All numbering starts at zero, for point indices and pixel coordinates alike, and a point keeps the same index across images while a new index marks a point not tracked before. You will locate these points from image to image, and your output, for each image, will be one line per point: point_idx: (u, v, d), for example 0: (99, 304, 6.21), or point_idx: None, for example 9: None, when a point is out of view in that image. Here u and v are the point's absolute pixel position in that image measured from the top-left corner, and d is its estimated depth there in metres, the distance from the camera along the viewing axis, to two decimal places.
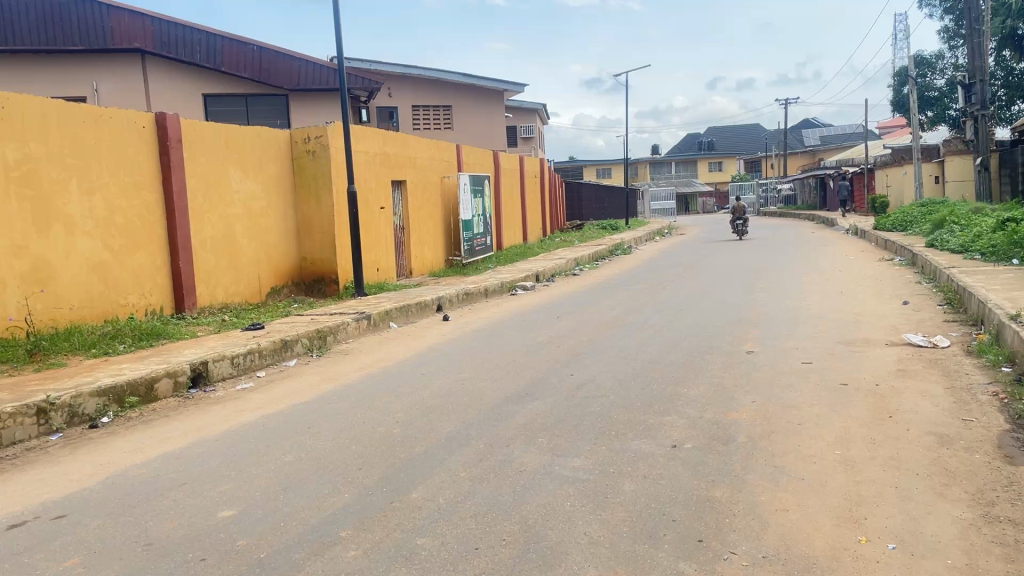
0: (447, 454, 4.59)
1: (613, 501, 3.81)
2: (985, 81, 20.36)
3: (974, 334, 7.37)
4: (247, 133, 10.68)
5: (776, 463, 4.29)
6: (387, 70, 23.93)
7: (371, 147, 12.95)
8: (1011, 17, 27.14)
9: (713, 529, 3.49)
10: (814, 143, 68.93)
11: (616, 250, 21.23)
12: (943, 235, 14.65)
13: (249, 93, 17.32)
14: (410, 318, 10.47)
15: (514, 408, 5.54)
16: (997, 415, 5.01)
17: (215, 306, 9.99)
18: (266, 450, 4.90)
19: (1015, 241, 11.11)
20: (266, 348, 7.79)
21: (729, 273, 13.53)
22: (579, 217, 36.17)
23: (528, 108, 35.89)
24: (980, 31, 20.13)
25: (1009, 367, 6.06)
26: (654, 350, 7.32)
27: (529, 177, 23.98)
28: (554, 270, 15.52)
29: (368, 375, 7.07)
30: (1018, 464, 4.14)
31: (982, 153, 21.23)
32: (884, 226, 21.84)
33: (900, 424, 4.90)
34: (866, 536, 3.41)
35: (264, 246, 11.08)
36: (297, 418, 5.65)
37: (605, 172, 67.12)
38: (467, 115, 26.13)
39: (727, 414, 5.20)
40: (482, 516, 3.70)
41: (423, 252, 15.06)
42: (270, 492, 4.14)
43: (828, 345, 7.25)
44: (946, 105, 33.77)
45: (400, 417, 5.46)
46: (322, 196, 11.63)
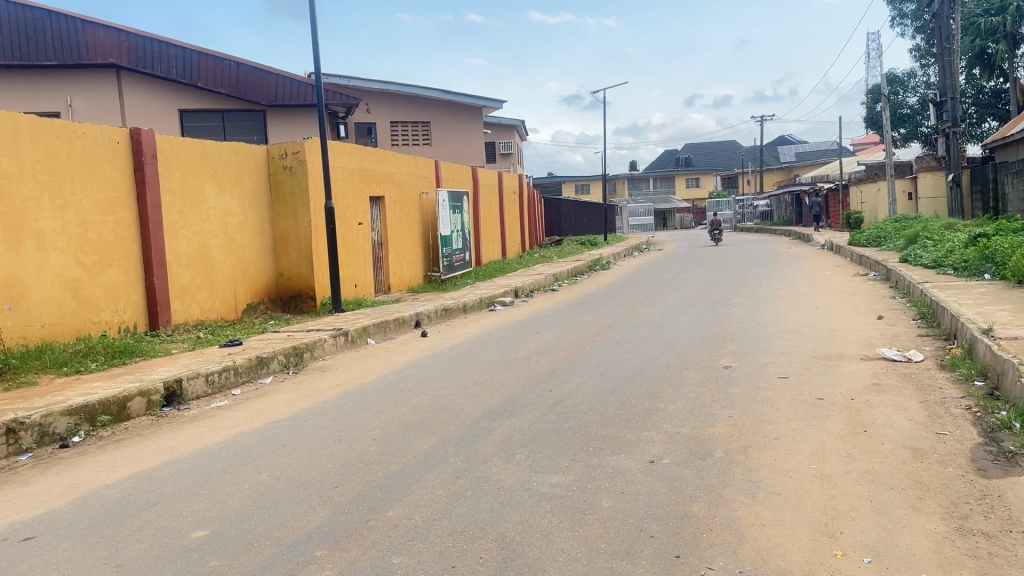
0: (424, 472, 4.56)
1: (590, 517, 3.80)
2: (956, 98, 20.73)
3: (947, 349, 7.44)
4: (223, 149, 10.64)
5: (753, 478, 4.30)
6: (366, 86, 23.96)
7: (349, 162, 12.92)
8: (981, 36, 28.17)
9: (690, 545, 3.48)
10: (791, 159, 69.79)
11: (595, 266, 21.28)
12: (917, 251, 14.85)
13: (225, 108, 17.30)
14: (387, 334, 10.42)
15: (492, 425, 5.52)
16: (971, 429, 5.05)
17: (190, 322, 9.90)
18: (240, 469, 4.84)
19: (987, 257, 11.26)
20: (242, 366, 7.71)
21: (707, 289, 13.62)
22: (558, 233, 36.30)
23: (507, 124, 36.04)
24: (951, 49, 20.54)
25: (982, 380, 6.14)
26: (632, 365, 7.34)
27: (508, 194, 24.02)
28: (532, 286, 15.55)
29: (345, 392, 7.02)
30: (991, 477, 4.18)
31: (953, 169, 21.69)
32: (859, 241, 22.09)
33: (875, 438, 4.94)
34: (841, 550, 3.42)
35: (240, 263, 11.00)
36: (273, 437, 5.59)
37: (584, 188, 67.56)
38: (446, 132, 26.20)
39: (704, 429, 5.22)
40: (459, 534, 3.67)
41: (401, 268, 15.02)
42: (245, 512, 4.08)
43: (804, 360, 7.30)
44: (918, 122, 34.29)
45: (376, 435, 5.42)
46: (299, 212, 11.60)
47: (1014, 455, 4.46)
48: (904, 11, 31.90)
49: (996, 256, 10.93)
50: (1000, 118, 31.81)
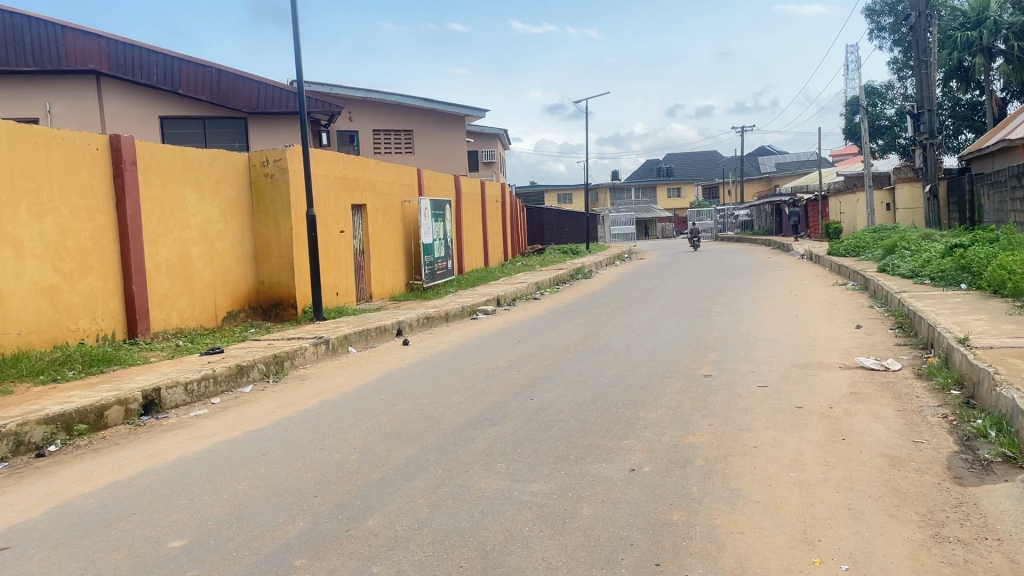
0: (404, 480, 4.55)
1: (570, 526, 3.80)
2: (933, 110, 20.98)
3: (925, 358, 7.51)
4: (204, 156, 10.59)
5: (733, 486, 4.32)
6: (348, 94, 23.97)
7: (331, 170, 12.90)
8: (958, 49, 28.70)
9: (671, 553, 3.50)
10: (771, 169, 70.40)
11: (577, 274, 21.34)
12: (895, 261, 15.02)
13: (207, 115, 17.13)
14: (369, 343, 10.39)
15: (473, 433, 5.51)
16: (948, 437, 5.11)
17: (169, 331, 9.82)
18: (218, 478, 4.81)
19: (964, 267, 11.42)
20: (221, 374, 7.65)
21: (687, 298, 13.69)
22: (541, 242, 36.36)
23: (489, 133, 36.10)
24: (928, 62, 20.82)
25: (958, 389, 6.22)
26: (614, 374, 7.36)
27: (490, 202, 24.01)
28: (515, 294, 15.57)
29: (326, 400, 6.99)
30: (967, 485, 4.23)
31: (930, 180, 21.79)
32: (838, 251, 22.31)
33: (853, 446, 4.98)
34: (819, 558, 3.45)
35: (220, 271, 10.92)
36: (252, 445, 5.56)
37: (566, 198, 67.73)
38: (428, 140, 26.18)
39: (685, 437, 5.24)
40: (439, 543, 3.66)
41: (384, 276, 14.99)
42: (224, 521, 4.05)
43: (783, 368, 7.36)
44: (897, 134, 34.71)
45: (357, 443, 5.40)
46: (281, 220, 11.55)
47: (989, 463, 4.52)
48: (881, 24, 32.34)
49: (972, 265, 11.09)
50: (976, 130, 32.23)
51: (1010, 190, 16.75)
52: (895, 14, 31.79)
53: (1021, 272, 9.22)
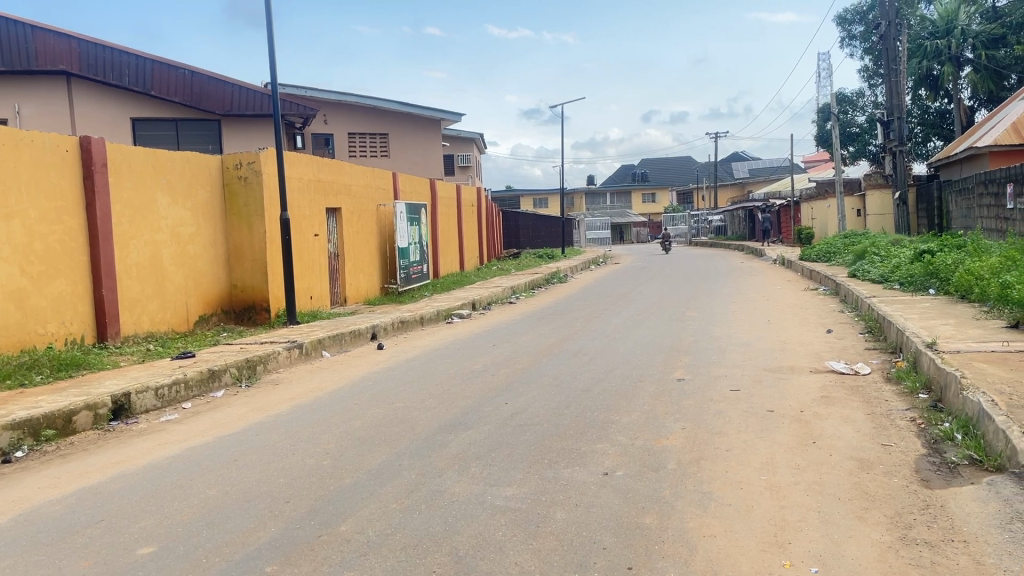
0: (377, 485, 4.53)
1: (543, 530, 3.81)
2: (902, 117, 21.28)
3: (893, 362, 7.63)
4: (176, 158, 10.49)
5: (705, 489, 4.35)
6: (323, 97, 23.88)
7: (305, 173, 12.84)
8: (927, 58, 29.17)
9: (643, 556, 3.52)
10: (745, 175, 71.08)
11: (552, 278, 21.39)
12: (865, 266, 15.22)
13: (179, 117, 16.98)
14: (343, 347, 10.34)
15: (447, 437, 5.51)
16: (916, 440, 5.19)
17: (140, 335, 9.70)
18: (189, 484, 4.75)
19: (932, 273, 11.61)
20: (192, 379, 7.57)
21: (661, 302, 13.77)
22: (516, 246, 36.37)
23: (466, 137, 36.04)
24: (898, 69, 21.13)
25: (926, 392, 6.32)
26: (587, 378, 7.38)
27: (466, 206, 23.99)
28: (490, 298, 15.58)
29: (299, 405, 6.95)
30: (934, 488, 4.29)
31: (900, 187, 21.99)
32: (810, 256, 22.57)
33: (823, 450, 5.04)
34: (789, 561, 3.48)
35: (192, 274, 10.81)
36: (222, 451, 5.50)
37: (542, 202, 67.82)
38: (404, 143, 26.11)
39: (658, 441, 5.27)
40: (411, 548, 3.65)
41: (358, 279, 14.93)
42: (193, 527, 4.01)
43: (755, 372, 7.43)
44: (867, 141, 35.21)
45: (331, 448, 5.38)
46: (254, 223, 11.47)
47: (956, 465, 4.60)
48: (852, 32, 32.81)
49: (940, 270, 11.28)
50: (945, 138, 32.75)
51: (977, 196, 17.03)
52: (866, 23, 32.27)
53: (988, 277, 9.40)
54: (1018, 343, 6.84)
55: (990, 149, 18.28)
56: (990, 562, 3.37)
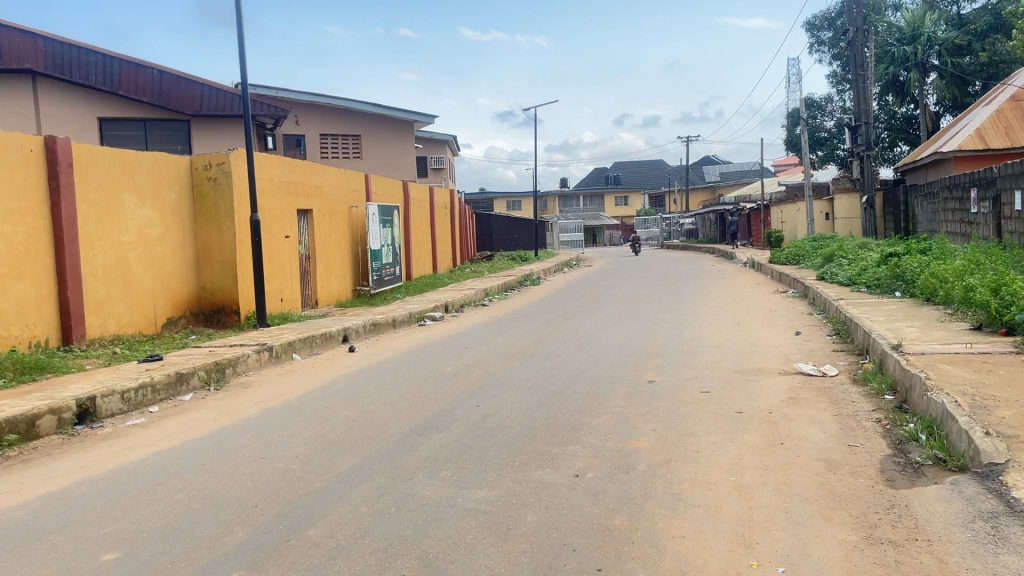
0: (347, 489, 4.50)
1: (514, 533, 3.81)
2: (870, 123, 21.60)
3: (860, 363, 7.73)
4: (144, 159, 10.36)
5: (675, 491, 4.38)
6: (295, 97, 23.72)
7: (276, 174, 12.73)
8: (893, 64, 29.67)
9: (613, 558, 3.53)
10: (715, 179, 71.73)
11: (525, 280, 21.38)
12: (833, 269, 15.41)
13: (148, 117, 16.76)
14: (314, 349, 10.26)
15: (418, 440, 5.49)
16: (882, 441, 5.26)
17: (106, 338, 9.56)
18: (154, 489, 4.69)
19: (899, 276, 11.77)
20: (160, 383, 7.48)
21: (633, 305, 13.84)
22: (489, 248, 36.40)
23: (439, 139, 36.00)
24: (866, 75, 21.46)
25: (891, 394, 6.41)
26: (559, 380, 7.40)
27: (439, 209, 23.92)
28: (463, 300, 15.55)
29: (268, 408, 6.89)
30: (898, 488, 4.36)
31: (867, 191, 22.33)
32: (779, 259, 22.81)
33: (791, 451, 5.09)
34: (757, 561, 3.51)
35: (160, 276, 10.68)
36: (189, 455, 5.43)
37: (515, 205, 67.93)
38: (376, 145, 25.98)
39: (629, 443, 5.30)
40: (381, 552, 3.63)
41: (330, 281, 14.84)
42: (159, 533, 3.96)
43: (725, 374, 7.49)
44: (835, 145, 35.69)
45: (300, 452, 5.33)
46: (223, 225, 11.36)
47: (920, 465, 4.67)
48: (821, 38, 33.26)
49: (906, 274, 11.44)
50: (911, 142, 33.29)
51: (943, 201, 17.31)
52: (834, 29, 32.74)
53: (952, 281, 9.55)
54: (981, 346, 6.96)
55: (954, 155, 18.61)
56: (953, 561, 3.42)
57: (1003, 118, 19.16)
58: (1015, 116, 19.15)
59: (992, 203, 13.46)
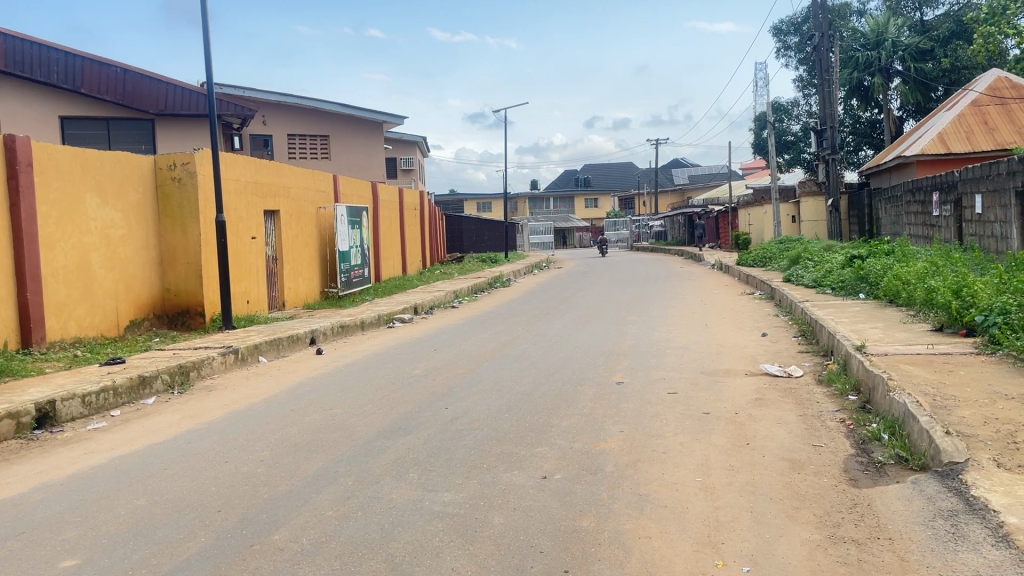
0: (313, 492, 4.46)
1: (481, 536, 3.79)
2: (835, 127, 21.90)
3: (825, 364, 7.82)
4: (107, 158, 10.20)
5: (642, 492, 4.39)
6: (262, 97, 23.53)
7: (243, 175, 12.59)
8: (858, 69, 30.10)
9: (580, 559, 3.53)
10: (684, 182, 72.32)
11: (495, 282, 21.36)
12: (799, 271, 15.62)
13: (111, 116, 16.52)
14: (280, 352, 10.15)
15: (385, 443, 5.45)
16: (845, 440, 5.33)
17: (67, 340, 9.37)
18: (115, 494, 4.60)
19: (863, 278, 11.95)
20: (122, 386, 7.36)
21: (602, 306, 13.90)
22: (460, 250, 36.30)
23: (409, 140, 35.87)
24: (831, 80, 21.78)
25: (854, 394, 6.50)
26: (528, 382, 7.40)
27: (409, 211, 23.83)
28: (432, 302, 15.50)
29: (233, 411, 6.81)
30: (861, 487, 4.42)
31: (833, 194, 22.64)
32: (747, 261, 23.05)
33: (757, 451, 5.14)
34: (722, 561, 3.52)
35: (123, 278, 10.51)
36: (151, 460, 5.34)
37: (485, 207, 67.93)
38: (345, 146, 25.82)
39: (597, 444, 5.31)
40: (348, 556, 3.60)
41: (297, 283, 14.71)
42: (119, 539, 3.89)
43: (693, 375, 7.54)
44: (801, 148, 36.15)
45: (265, 455, 5.26)
46: (188, 226, 11.21)
47: (882, 465, 4.73)
48: (787, 43, 33.68)
49: (870, 276, 11.63)
50: (875, 146, 33.83)
51: (906, 204, 17.60)
52: (800, 34, 33.18)
53: (914, 283, 9.71)
54: (942, 346, 7.08)
55: (917, 158, 18.95)
56: (914, 558, 3.47)
57: (964, 123, 19.55)
58: (976, 121, 19.57)
59: (953, 206, 13.73)
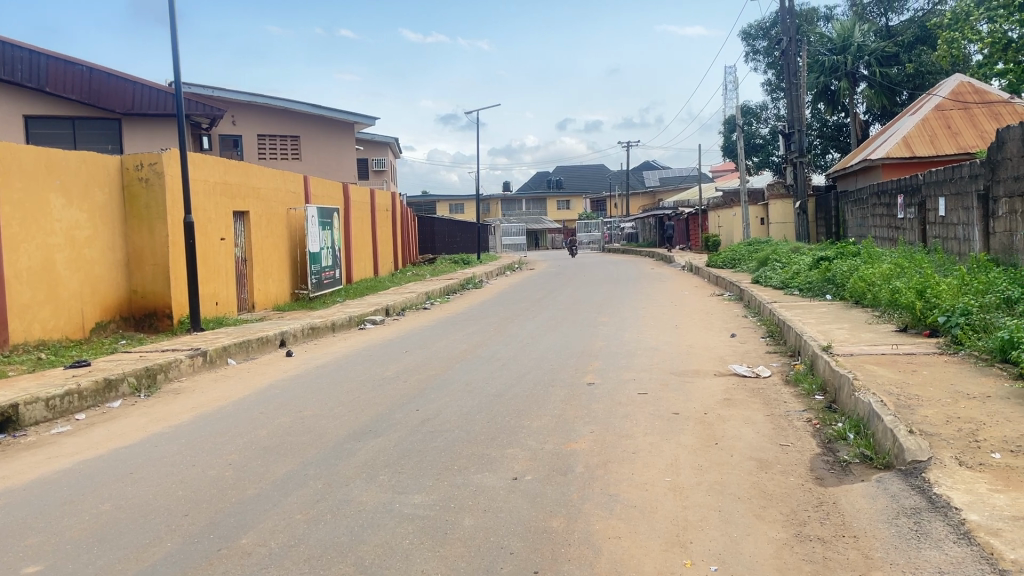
0: (282, 496, 4.42)
1: (451, 537, 3.79)
2: (802, 131, 22.16)
3: (792, 364, 7.93)
4: (72, 158, 10.05)
5: (611, 492, 4.43)
6: (231, 97, 23.30)
7: (211, 175, 12.46)
8: (824, 73, 30.48)
9: (549, 560, 3.54)
10: (654, 184, 72.80)
11: (467, 284, 21.34)
12: (767, 273, 15.80)
13: (76, 115, 16.25)
14: (250, 354, 10.07)
15: (355, 446, 5.43)
16: (811, 440, 5.40)
17: (30, 343, 9.22)
18: (79, 499, 4.53)
19: (829, 280, 12.13)
20: (87, 389, 7.25)
21: (573, 307, 13.96)
22: (432, 251, 36.19)
23: (380, 141, 35.72)
24: (799, 84, 22.04)
25: (821, 394, 6.59)
26: (500, 383, 7.41)
27: (380, 212, 23.71)
28: (404, 304, 15.46)
29: (201, 414, 6.73)
30: (827, 485, 4.48)
31: (800, 197, 22.92)
32: (716, 263, 23.26)
33: (725, 450, 5.19)
34: (690, 560, 3.56)
35: (89, 280, 10.36)
36: (117, 464, 5.26)
37: (458, 208, 67.85)
38: (316, 147, 25.65)
39: (567, 445, 5.33)
40: (316, 559, 3.58)
41: (267, 284, 14.59)
42: (84, 544, 3.83)
43: (663, 376, 7.59)
44: (769, 152, 36.59)
45: (233, 459, 5.21)
46: (156, 227, 11.08)
47: (847, 464, 4.80)
48: (756, 47, 34.05)
49: (836, 278, 11.80)
50: (842, 150, 34.30)
51: (871, 207, 17.86)
52: (768, 38, 33.56)
53: (880, 284, 9.86)
54: (906, 346, 7.21)
55: (883, 161, 19.24)
56: (877, 556, 3.52)
57: (928, 127, 19.87)
58: (939, 125, 19.90)
59: (917, 209, 13.97)
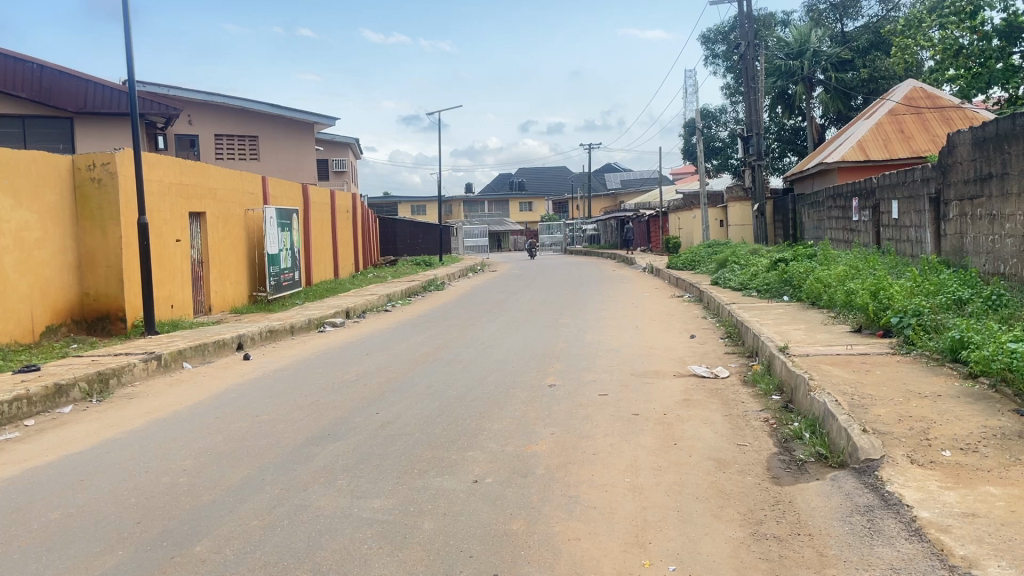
0: (238, 502, 4.35)
1: (410, 542, 3.76)
2: (760, 134, 22.46)
3: (750, 365, 8.02)
4: (21, 158, 9.81)
5: (571, 493, 4.43)
6: (187, 96, 22.94)
7: (166, 176, 12.23)
8: (781, 78, 31.01)
9: (509, 563, 3.53)
10: (616, 186, 73.26)
11: (428, 285, 21.25)
12: (726, 275, 15.98)
13: (27, 114, 15.88)
14: (206, 357, 9.91)
15: (314, 450, 5.36)
16: (768, 440, 5.46)
17: None
18: (27, 508, 4.40)
19: (786, 281, 12.31)
20: (36, 395, 7.06)
21: (535, 309, 13.97)
22: (394, 253, 36.02)
23: (341, 142, 35.45)
24: (756, 88, 22.34)
25: (777, 394, 6.67)
26: (461, 385, 7.38)
27: (341, 213, 23.51)
28: (364, 306, 15.34)
29: (155, 419, 6.60)
30: (783, 484, 4.54)
31: (758, 199, 23.23)
32: (677, 264, 23.47)
33: (684, 451, 5.23)
34: (649, 560, 3.58)
35: (38, 283, 10.10)
36: (68, 471, 5.13)
37: (420, 209, 67.58)
38: (275, 147, 25.36)
39: (527, 447, 5.33)
40: (273, 566, 3.53)
41: (224, 287, 14.37)
42: (31, 554, 3.73)
43: (623, 377, 7.63)
44: (728, 154, 37.06)
45: (189, 465, 5.12)
46: (109, 228, 10.85)
47: (803, 463, 4.87)
48: (715, 51, 34.47)
49: (793, 279, 11.98)
50: (799, 153, 34.87)
51: (827, 209, 18.16)
52: (727, 42, 34.00)
53: (835, 285, 10.04)
54: (860, 346, 7.34)
55: (838, 165, 19.58)
56: (832, 553, 3.57)
57: (881, 132, 20.29)
58: (893, 129, 20.31)
59: (871, 211, 14.24)
